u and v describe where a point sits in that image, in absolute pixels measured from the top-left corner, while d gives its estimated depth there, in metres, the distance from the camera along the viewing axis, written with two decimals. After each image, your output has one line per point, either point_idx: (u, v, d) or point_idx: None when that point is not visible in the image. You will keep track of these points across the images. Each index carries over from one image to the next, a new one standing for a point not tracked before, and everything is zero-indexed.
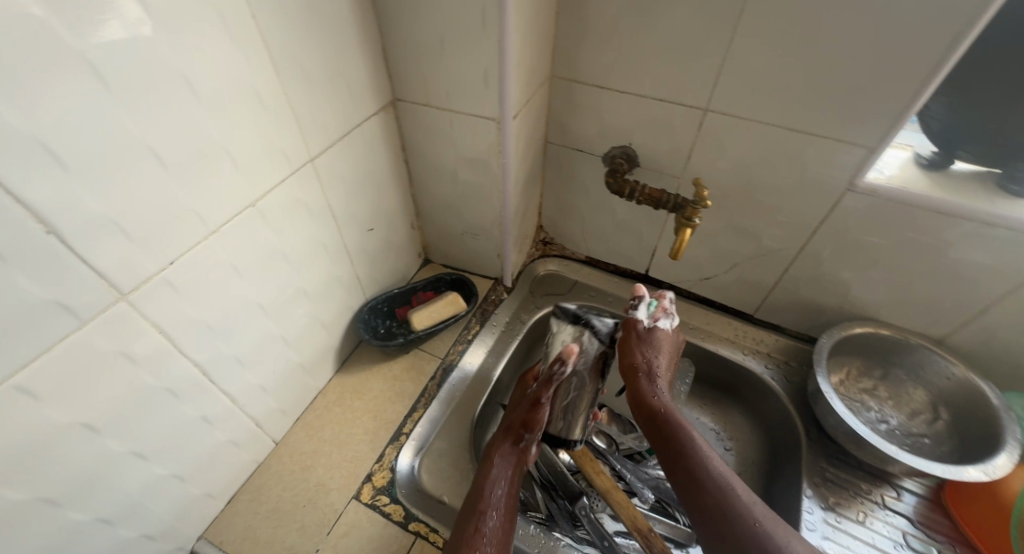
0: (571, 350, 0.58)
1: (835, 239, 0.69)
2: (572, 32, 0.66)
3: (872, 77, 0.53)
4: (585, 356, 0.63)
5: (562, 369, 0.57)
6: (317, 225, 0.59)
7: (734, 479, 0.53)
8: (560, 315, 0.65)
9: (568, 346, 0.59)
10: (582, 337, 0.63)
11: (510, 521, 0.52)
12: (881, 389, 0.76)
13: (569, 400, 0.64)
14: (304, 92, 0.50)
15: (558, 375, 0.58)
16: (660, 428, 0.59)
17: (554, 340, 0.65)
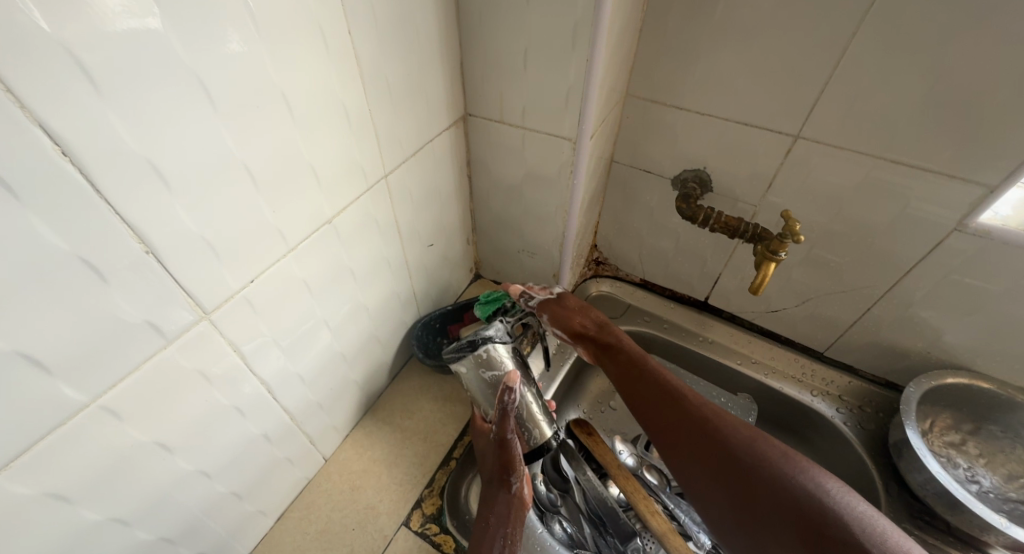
0: (514, 376, 0.56)
1: (931, 282, 0.64)
2: (654, 51, 0.63)
3: (999, 110, 0.49)
4: (503, 372, 0.59)
5: (512, 397, 0.55)
6: (384, 242, 0.58)
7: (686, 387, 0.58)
8: (454, 359, 0.60)
9: (509, 373, 0.56)
10: (492, 352, 0.59)
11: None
12: (972, 444, 0.70)
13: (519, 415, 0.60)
14: (387, 107, 0.49)
15: (510, 404, 0.55)
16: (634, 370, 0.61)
17: (469, 380, 0.61)
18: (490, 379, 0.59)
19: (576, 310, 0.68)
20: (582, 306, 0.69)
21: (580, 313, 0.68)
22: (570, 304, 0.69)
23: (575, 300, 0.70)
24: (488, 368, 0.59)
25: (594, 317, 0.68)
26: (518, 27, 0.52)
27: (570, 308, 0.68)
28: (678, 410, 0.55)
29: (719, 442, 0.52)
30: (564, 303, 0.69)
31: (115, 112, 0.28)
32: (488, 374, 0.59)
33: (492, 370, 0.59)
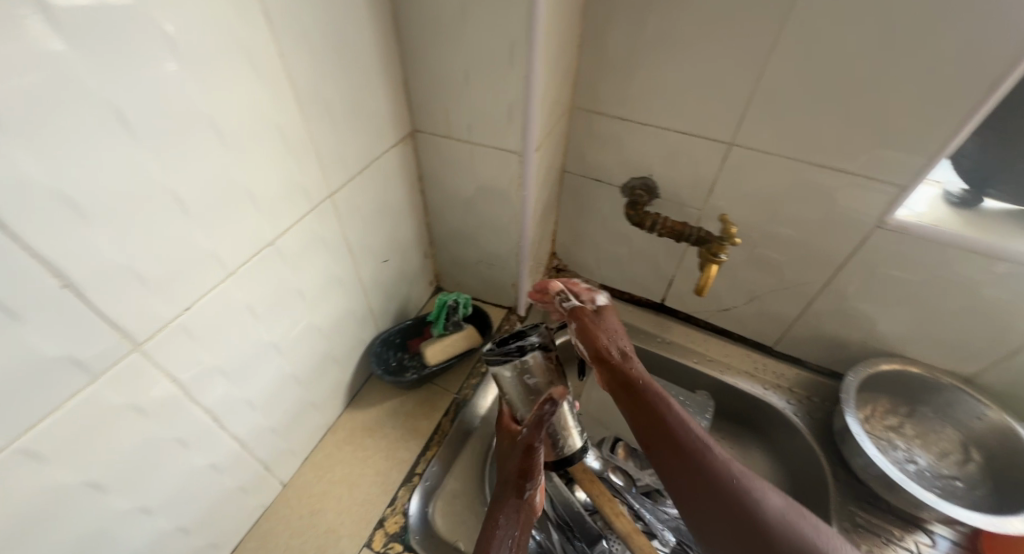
0: (559, 389, 0.60)
1: (862, 275, 0.68)
2: (595, 64, 0.65)
3: (904, 116, 0.53)
4: (544, 381, 0.61)
5: (554, 407, 0.59)
6: (333, 260, 0.57)
7: (716, 446, 0.48)
8: (495, 362, 0.61)
9: (556, 386, 0.60)
10: (535, 360, 0.61)
11: None
12: (907, 427, 0.74)
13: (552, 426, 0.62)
14: (327, 127, 0.49)
15: (548, 413, 0.59)
16: (644, 408, 0.53)
17: (506, 384, 0.62)
18: (531, 386, 0.61)
19: (601, 335, 0.60)
20: (614, 327, 0.61)
21: (603, 337, 0.60)
22: (610, 323, 0.62)
23: (614, 320, 0.63)
24: (529, 376, 0.60)
25: (620, 341, 0.60)
26: (457, 45, 0.53)
27: (598, 326, 0.61)
28: (689, 463, 0.47)
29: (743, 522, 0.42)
30: (598, 324, 0.61)
31: (20, 145, 0.27)
32: (530, 381, 0.60)
33: (534, 378, 0.61)
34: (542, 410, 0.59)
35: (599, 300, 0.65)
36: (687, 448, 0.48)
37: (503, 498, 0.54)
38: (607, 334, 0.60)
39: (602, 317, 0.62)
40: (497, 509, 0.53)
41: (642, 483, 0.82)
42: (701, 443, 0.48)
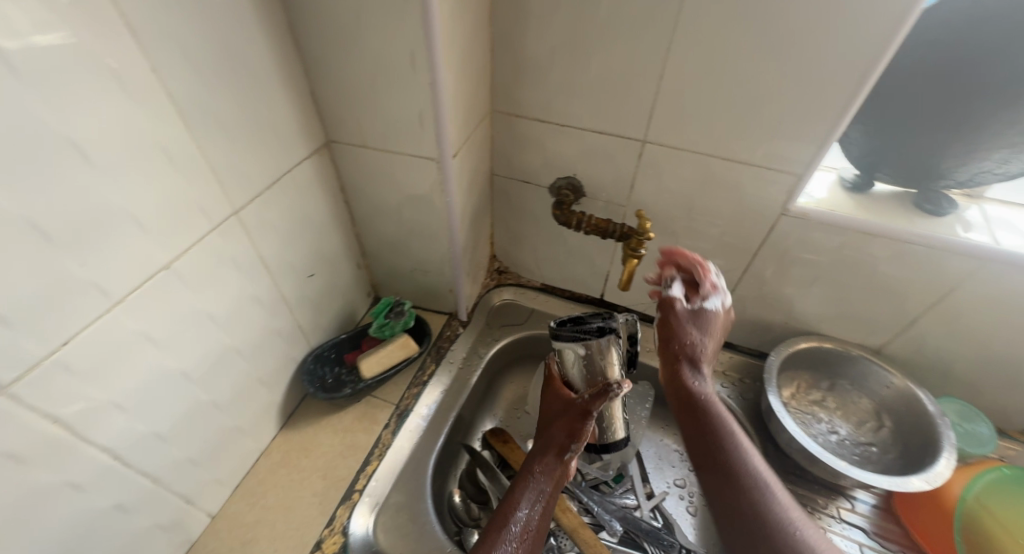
0: (627, 380, 0.58)
1: (776, 260, 0.72)
2: (508, 68, 0.66)
3: (790, 109, 0.56)
4: (606, 365, 0.62)
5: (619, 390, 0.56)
6: (246, 279, 0.55)
7: (761, 480, 0.52)
8: (567, 339, 0.62)
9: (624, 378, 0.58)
10: (603, 344, 0.61)
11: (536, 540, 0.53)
12: (829, 400, 0.79)
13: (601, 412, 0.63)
14: (220, 143, 0.47)
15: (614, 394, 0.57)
16: (703, 432, 0.56)
17: (574, 361, 0.63)
18: (598, 367, 0.62)
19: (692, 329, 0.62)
20: (710, 324, 0.63)
21: (694, 335, 0.62)
22: (709, 319, 0.63)
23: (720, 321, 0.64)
24: (600, 358, 0.62)
25: (702, 341, 0.62)
26: (359, 52, 0.52)
27: (693, 321, 0.62)
28: (743, 499, 0.51)
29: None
30: (705, 314, 0.63)
31: None
32: (600, 362, 0.62)
33: (602, 360, 0.62)
34: (609, 386, 0.57)
35: (710, 302, 0.63)
36: (744, 483, 0.52)
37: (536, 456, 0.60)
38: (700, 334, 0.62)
39: (711, 315, 0.63)
40: (530, 464, 0.60)
41: (590, 476, 0.83)
42: (761, 484, 0.51)
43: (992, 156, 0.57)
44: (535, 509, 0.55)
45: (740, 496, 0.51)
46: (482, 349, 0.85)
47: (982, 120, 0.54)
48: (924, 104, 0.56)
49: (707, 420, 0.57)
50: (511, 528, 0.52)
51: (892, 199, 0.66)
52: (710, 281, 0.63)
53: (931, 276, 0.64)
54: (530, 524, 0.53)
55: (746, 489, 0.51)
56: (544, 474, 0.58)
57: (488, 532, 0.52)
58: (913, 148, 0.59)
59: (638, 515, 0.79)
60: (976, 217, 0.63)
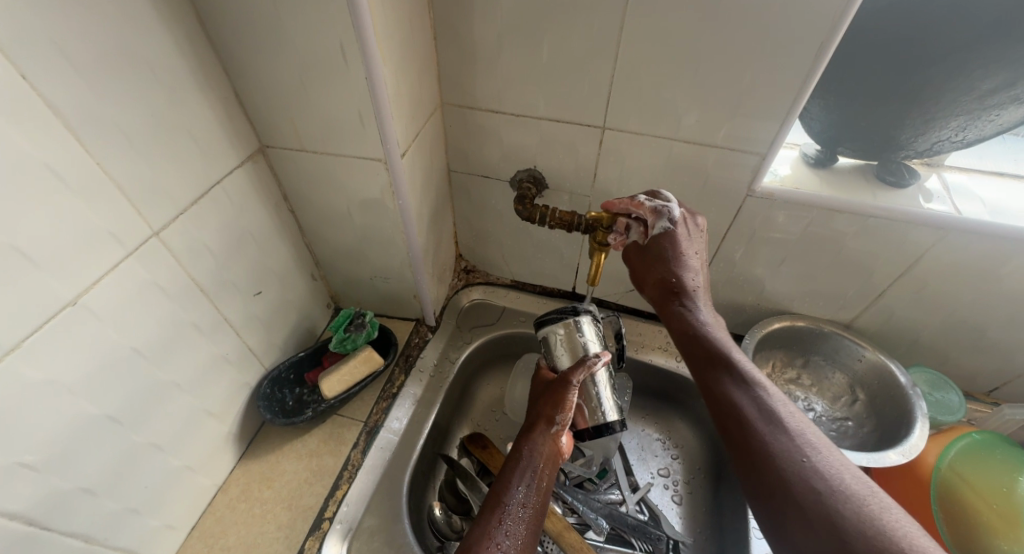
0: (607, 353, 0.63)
1: (745, 242, 0.70)
2: (455, 57, 0.62)
3: (748, 86, 0.54)
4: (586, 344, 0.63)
5: (597, 359, 0.61)
6: (178, 305, 0.50)
7: (768, 399, 0.49)
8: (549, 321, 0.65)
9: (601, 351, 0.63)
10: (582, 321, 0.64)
11: (534, 520, 0.51)
12: (804, 377, 0.79)
13: (586, 389, 0.62)
14: (125, 159, 0.42)
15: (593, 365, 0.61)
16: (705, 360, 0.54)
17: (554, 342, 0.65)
18: (578, 345, 0.64)
19: (660, 263, 0.59)
20: (675, 252, 0.58)
21: (663, 269, 0.58)
22: (670, 248, 0.58)
23: (682, 241, 0.58)
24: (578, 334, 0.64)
25: (676, 270, 0.58)
26: (285, 47, 0.48)
27: (659, 257, 0.59)
28: (749, 426, 0.48)
29: (799, 489, 0.43)
30: (662, 245, 0.59)
31: None
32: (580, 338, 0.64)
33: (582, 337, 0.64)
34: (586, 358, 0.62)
35: (659, 227, 0.58)
36: (749, 411, 0.49)
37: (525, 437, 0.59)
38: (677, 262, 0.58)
39: (669, 241, 0.58)
40: (519, 446, 0.58)
41: (573, 474, 0.80)
42: (767, 412, 0.48)
43: (949, 125, 0.56)
44: (529, 491, 0.53)
45: (747, 428, 0.48)
46: (453, 354, 0.82)
47: (940, 89, 0.53)
48: (881, 75, 0.54)
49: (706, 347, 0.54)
50: (506, 513, 0.51)
51: (855, 172, 0.65)
52: (647, 207, 0.58)
53: (896, 249, 0.63)
54: (525, 507, 0.51)
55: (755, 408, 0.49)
56: (535, 453, 0.57)
57: (479, 520, 0.50)
58: (872, 121, 0.58)
59: (624, 510, 0.77)
60: (936, 187, 0.63)
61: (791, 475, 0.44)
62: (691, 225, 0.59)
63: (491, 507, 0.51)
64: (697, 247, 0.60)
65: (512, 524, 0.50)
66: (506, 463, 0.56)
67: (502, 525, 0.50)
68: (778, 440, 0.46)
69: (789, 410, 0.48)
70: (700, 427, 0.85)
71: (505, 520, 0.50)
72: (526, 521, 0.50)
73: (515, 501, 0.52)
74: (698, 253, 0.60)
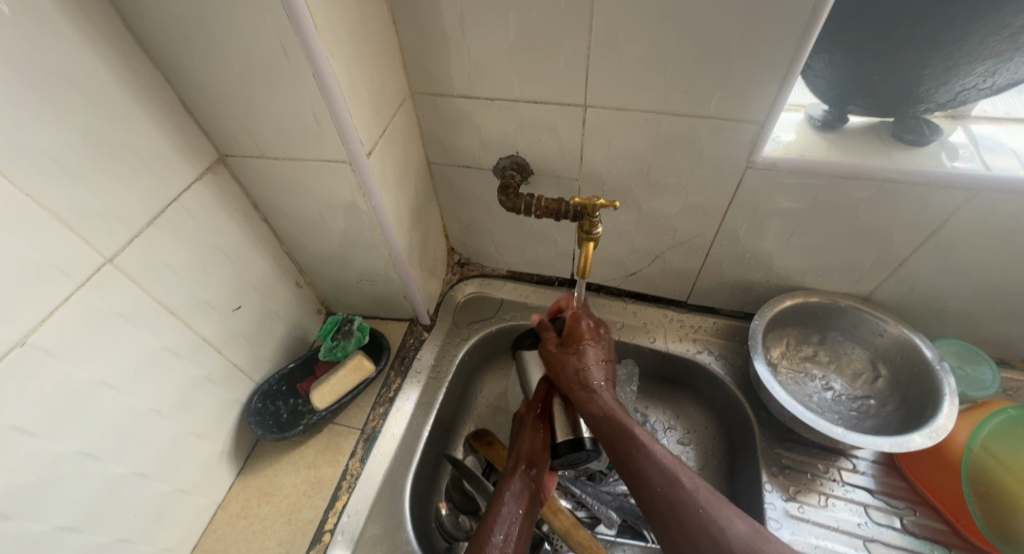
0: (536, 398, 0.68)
1: (748, 216, 0.65)
2: (418, 41, 0.57)
3: (739, 48, 0.48)
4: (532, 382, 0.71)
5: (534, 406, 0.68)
6: (148, 331, 0.49)
7: (675, 468, 0.52)
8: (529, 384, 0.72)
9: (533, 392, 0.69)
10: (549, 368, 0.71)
11: None
12: (821, 354, 0.74)
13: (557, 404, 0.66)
14: (63, 188, 0.40)
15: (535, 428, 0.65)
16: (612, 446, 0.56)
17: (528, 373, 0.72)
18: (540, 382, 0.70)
19: (571, 365, 0.61)
20: (567, 359, 0.62)
21: (578, 363, 0.61)
22: (572, 358, 0.62)
23: (569, 357, 0.62)
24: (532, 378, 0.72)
25: (583, 372, 0.61)
26: (223, 50, 0.44)
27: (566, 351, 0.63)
28: (663, 487, 0.51)
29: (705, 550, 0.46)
30: (563, 358, 0.62)
31: None
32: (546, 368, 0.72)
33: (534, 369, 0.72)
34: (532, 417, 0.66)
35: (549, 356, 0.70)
36: (655, 472, 0.52)
37: (497, 505, 0.57)
38: (579, 369, 0.61)
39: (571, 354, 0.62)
40: (487, 523, 0.55)
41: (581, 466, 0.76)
42: (670, 468, 0.52)
43: (976, 70, 0.49)
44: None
45: (649, 481, 0.52)
46: (450, 353, 0.79)
47: (964, 30, 0.46)
48: (896, 19, 0.47)
49: (615, 428, 0.56)
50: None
51: (869, 132, 0.59)
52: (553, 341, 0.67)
53: (917, 214, 0.57)
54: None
55: (660, 480, 0.51)
56: (506, 522, 0.55)
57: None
58: (886, 74, 0.52)
59: (635, 501, 0.73)
60: (962, 140, 0.56)
61: (694, 522, 0.48)
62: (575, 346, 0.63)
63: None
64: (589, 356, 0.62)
65: None
66: (477, 538, 0.54)
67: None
68: (680, 483, 0.50)
69: (682, 471, 0.52)
70: (712, 413, 0.79)
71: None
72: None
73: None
74: (594, 358, 0.62)
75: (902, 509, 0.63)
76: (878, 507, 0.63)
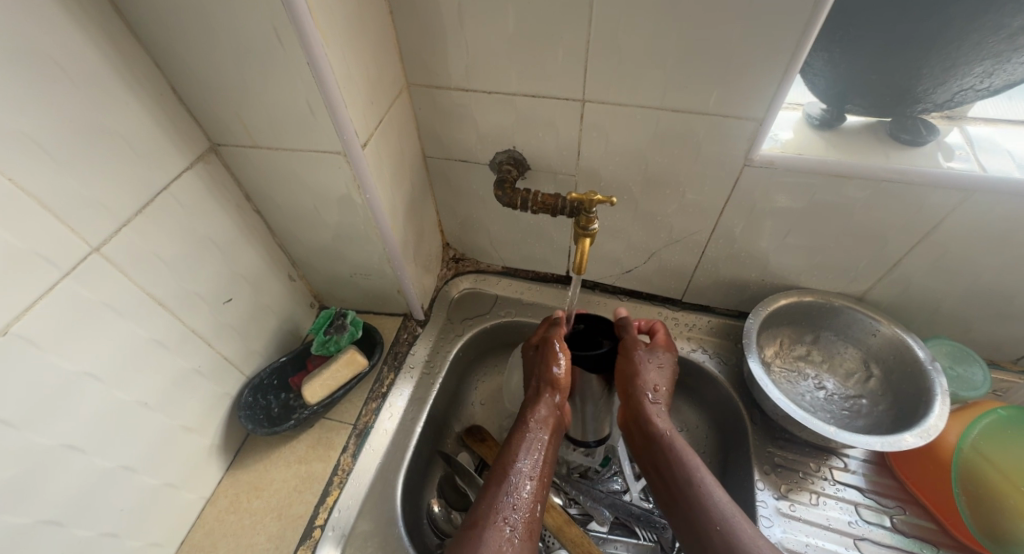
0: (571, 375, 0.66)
1: (744, 215, 0.65)
2: (415, 32, 0.56)
3: (738, 44, 0.48)
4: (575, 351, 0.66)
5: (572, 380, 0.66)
6: (136, 322, 0.48)
7: (733, 511, 0.51)
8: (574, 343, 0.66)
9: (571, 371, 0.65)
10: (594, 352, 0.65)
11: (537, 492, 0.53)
12: (814, 353, 0.74)
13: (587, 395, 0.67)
14: (47, 173, 0.39)
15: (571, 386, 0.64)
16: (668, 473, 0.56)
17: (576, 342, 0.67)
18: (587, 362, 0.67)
19: (646, 375, 0.61)
20: (642, 369, 0.61)
21: (654, 377, 0.61)
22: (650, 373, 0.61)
23: (647, 369, 0.61)
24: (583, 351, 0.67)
25: (654, 387, 0.61)
26: (216, 36, 0.43)
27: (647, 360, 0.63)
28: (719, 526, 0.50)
29: None
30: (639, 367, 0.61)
31: None
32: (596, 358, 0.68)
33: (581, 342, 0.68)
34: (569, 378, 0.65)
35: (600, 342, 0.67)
36: (712, 509, 0.52)
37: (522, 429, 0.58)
38: (650, 385, 0.61)
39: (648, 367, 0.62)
40: (512, 445, 0.56)
41: (575, 464, 0.76)
42: (728, 512, 0.51)
43: (974, 70, 0.49)
44: (532, 488, 0.53)
45: (703, 518, 0.52)
46: (444, 349, 0.78)
47: (963, 30, 0.46)
48: (895, 18, 0.47)
49: (677, 456, 0.56)
50: (508, 521, 0.50)
51: (866, 131, 0.59)
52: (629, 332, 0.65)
53: (913, 215, 0.58)
54: (524, 504, 0.52)
55: (719, 522, 0.51)
56: (530, 447, 0.56)
57: (484, 535, 0.48)
58: (885, 73, 0.52)
59: (628, 499, 0.72)
60: (959, 141, 0.57)
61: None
62: (655, 360, 0.63)
63: (480, 529, 0.49)
64: (664, 375, 0.63)
65: (521, 496, 0.52)
66: (502, 460, 0.55)
67: (508, 546, 0.48)
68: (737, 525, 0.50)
69: (739, 516, 0.51)
70: (706, 411, 0.79)
71: (507, 538, 0.48)
72: (528, 523, 0.50)
73: (513, 505, 0.51)
74: (664, 380, 0.62)
75: (893, 508, 0.63)
76: (869, 506, 0.64)
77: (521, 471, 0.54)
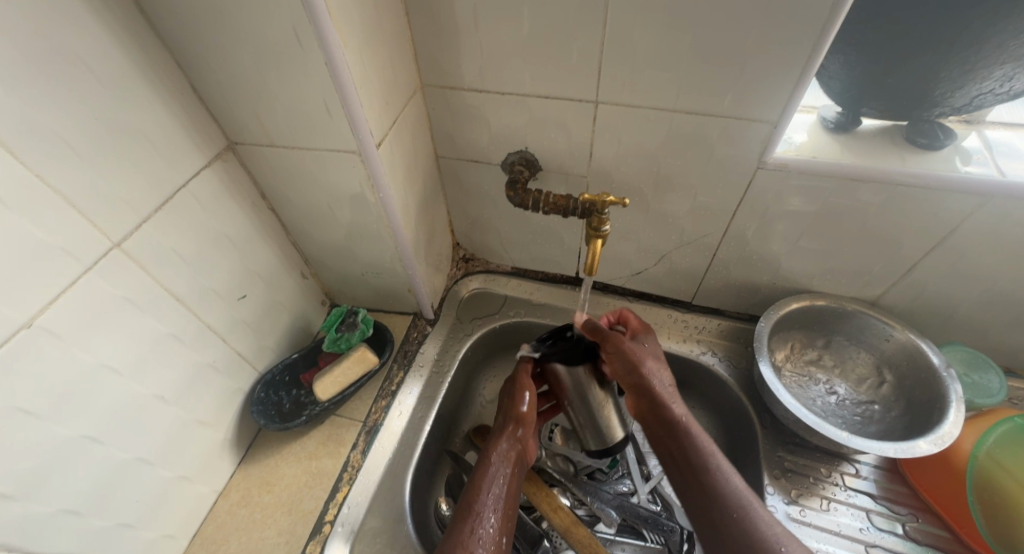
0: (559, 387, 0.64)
1: (757, 218, 0.65)
2: (429, 33, 0.57)
3: (753, 47, 0.48)
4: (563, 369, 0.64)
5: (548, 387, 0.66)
6: (154, 317, 0.49)
7: (747, 496, 0.50)
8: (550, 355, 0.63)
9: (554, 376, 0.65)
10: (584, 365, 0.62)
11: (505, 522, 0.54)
12: (826, 358, 0.73)
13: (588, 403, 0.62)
14: (73, 169, 0.40)
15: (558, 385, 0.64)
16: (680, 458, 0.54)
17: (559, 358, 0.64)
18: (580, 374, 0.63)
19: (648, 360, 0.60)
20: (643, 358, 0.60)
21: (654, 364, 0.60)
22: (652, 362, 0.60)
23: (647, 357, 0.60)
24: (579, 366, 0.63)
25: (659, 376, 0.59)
26: (236, 36, 0.44)
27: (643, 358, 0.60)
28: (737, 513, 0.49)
29: None
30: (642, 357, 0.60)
31: None
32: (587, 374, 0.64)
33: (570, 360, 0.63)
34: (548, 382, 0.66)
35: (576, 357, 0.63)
36: (726, 497, 0.50)
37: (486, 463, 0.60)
38: (653, 372, 0.59)
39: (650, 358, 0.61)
40: (478, 481, 0.58)
41: (583, 465, 0.76)
42: (742, 497, 0.50)
43: (994, 74, 0.49)
44: (496, 521, 0.54)
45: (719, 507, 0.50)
46: (453, 348, 0.79)
47: (982, 33, 0.46)
48: (913, 19, 0.47)
49: (688, 441, 0.54)
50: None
51: (881, 135, 0.59)
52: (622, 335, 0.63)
53: (929, 219, 0.57)
54: (490, 537, 0.52)
55: (734, 507, 0.49)
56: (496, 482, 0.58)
57: None
58: (902, 75, 0.51)
59: (635, 501, 0.72)
60: (976, 146, 0.56)
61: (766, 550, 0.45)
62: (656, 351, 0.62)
63: None
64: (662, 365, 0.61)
65: (488, 528, 0.53)
66: (471, 494, 0.56)
67: None
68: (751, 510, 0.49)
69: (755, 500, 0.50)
70: (715, 414, 0.78)
71: None
72: None
73: (479, 539, 0.51)
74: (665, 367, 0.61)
75: (905, 516, 0.63)
76: (880, 513, 0.63)
77: (486, 505, 0.55)
